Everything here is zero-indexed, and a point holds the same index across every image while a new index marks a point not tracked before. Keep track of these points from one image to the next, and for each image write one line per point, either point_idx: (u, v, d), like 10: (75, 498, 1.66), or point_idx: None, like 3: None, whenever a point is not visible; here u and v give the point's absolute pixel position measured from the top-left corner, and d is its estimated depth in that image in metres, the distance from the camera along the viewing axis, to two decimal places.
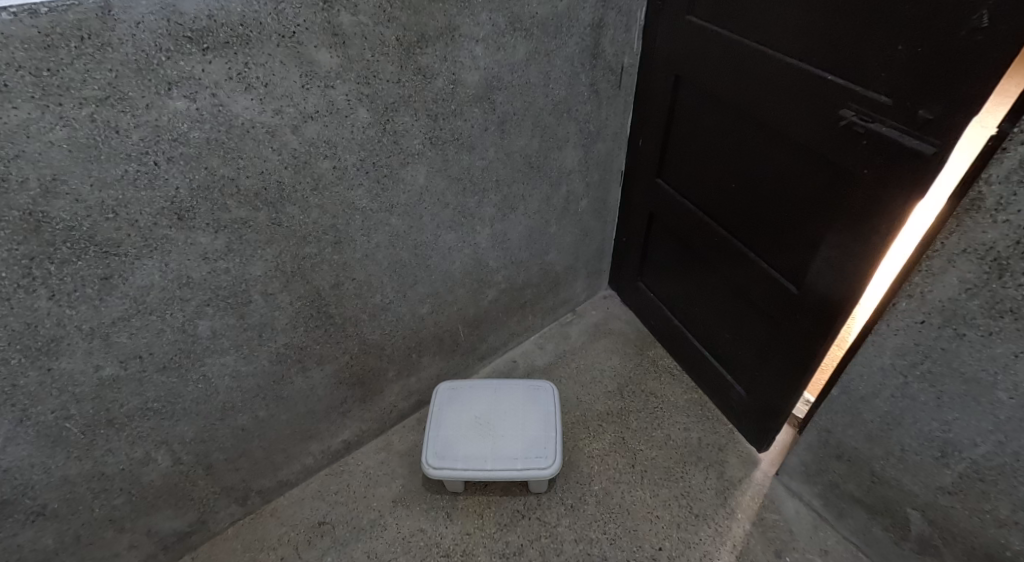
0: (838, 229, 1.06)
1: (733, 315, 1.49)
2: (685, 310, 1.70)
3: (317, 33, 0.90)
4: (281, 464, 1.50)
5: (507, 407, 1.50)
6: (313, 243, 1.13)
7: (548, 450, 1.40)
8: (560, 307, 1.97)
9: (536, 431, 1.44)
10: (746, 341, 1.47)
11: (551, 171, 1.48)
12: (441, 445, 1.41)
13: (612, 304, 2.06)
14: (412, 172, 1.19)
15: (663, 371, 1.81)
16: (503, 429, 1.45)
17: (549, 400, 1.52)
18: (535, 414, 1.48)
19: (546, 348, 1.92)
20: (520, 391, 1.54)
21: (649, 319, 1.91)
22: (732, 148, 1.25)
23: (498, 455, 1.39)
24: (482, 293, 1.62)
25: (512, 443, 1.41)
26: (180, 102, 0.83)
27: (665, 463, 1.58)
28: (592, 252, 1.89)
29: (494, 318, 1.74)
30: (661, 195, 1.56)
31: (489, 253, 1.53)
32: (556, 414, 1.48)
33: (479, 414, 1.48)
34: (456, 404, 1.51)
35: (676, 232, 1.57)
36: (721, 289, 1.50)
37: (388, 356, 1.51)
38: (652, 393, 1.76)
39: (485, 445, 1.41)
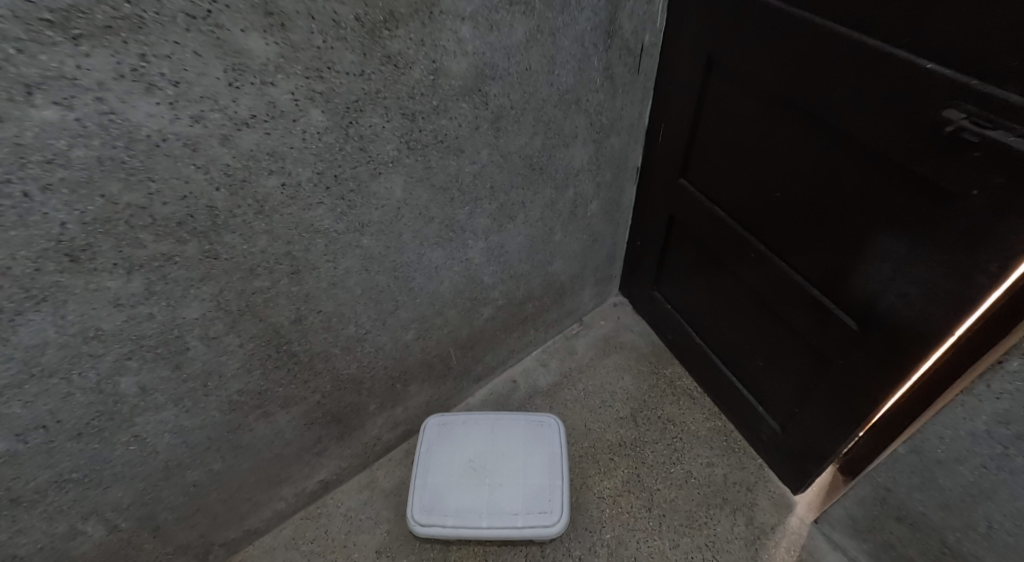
0: (924, 259, 0.84)
1: (766, 342, 1.27)
2: (707, 329, 1.49)
3: (243, 11, 0.67)
4: (248, 512, 1.31)
5: (505, 448, 1.30)
6: (264, 276, 0.91)
7: (552, 502, 1.22)
8: (565, 318, 1.76)
9: (538, 477, 1.25)
10: (783, 373, 1.26)
11: (556, 172, 1.25)
12: (429, 495, 1.23)
13: (622, 313, 1.85)
14: (388, 184, 0.97)
15: (682, 394, 1.61)
16: (501, 476, 1.26)
17: (554, 439, 1.32)
18: (537, 457, 1.29)
19: (550, 366, 1.72)
20: (520, 426, 1.34)
21: (665, 332, 1.70)
22: (778, 151, 1.02)
23: (494, 508, 1.21)
24: (476, 312, 1.41)
25: (511, 494, 1.23)
26: (50, 110, 0.61)
27: (685, 508, 1.39)
28: (602, 257, 1.67)
29: (491, 338, 1.54)
30: (684, 200, 1.33)
31: (484, 269, 1.31)
32: (562, 458, 1.29)
33: (473, 456, 1.29)
34: (446, 443, 1.31)
35: (700, 242, 1.35)
36: (752, 312, 1.28)
37: (368, 388, 1.31)
38: (670, 421, 1.56)
39: (480, 496, 1.23)
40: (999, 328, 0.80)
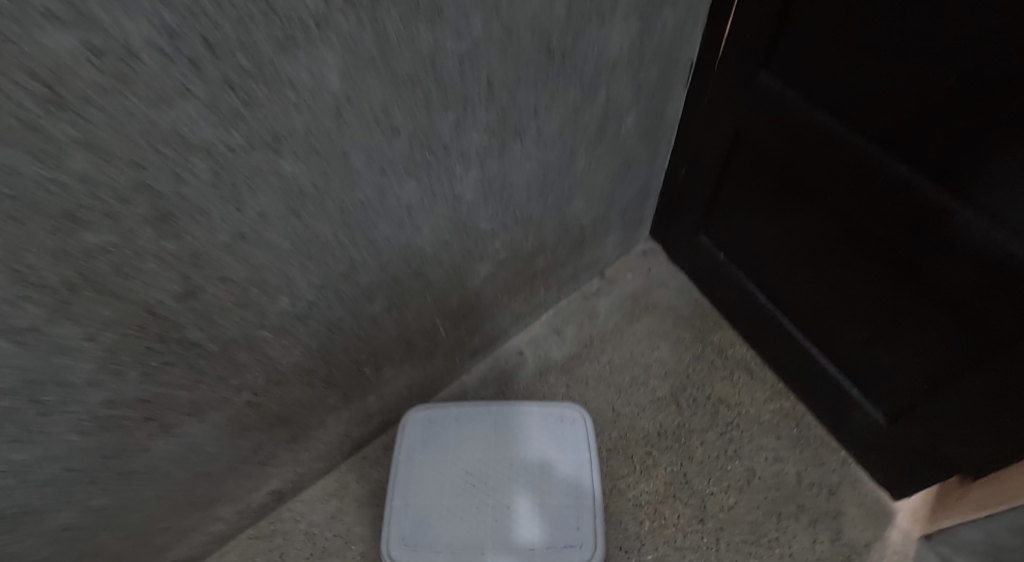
0: None
1: (873, 306, 0.92)
2: (775, 285, 1.13)
3: None
4: (170, 544, 0.98)
5: (514, 456, 0.96)
6: (103, 225, 0.53)
7: (579, 532, 0.88)
8: (582, 272, 1.40)
9: (560, 496, 0.91)
10: (901, 348, 0.91)
11: (583, 64, 0.85)
12: (411, 521, 0.91)
13: (653, 264, 1.49)
14: (314, 67, 0.57)
15: (735, 367, 1.27)
16: (508, 495, 0.92)
17: (581, 441, 0.97)
18: (558, 467, 0.94)
19: (564, 334, 1.38)
20: (534, 424, 0.99)
21: (714, 286, 1.34)
22: (957, 4, 0.62)
23: (499, 541, 0.88)
24: (470, 269, 1.04)
25: (522, 521, 0.90)
26: None
27: (750, 519, 1.07)
28: (633, 192, 1.29)
29: (489, 300, 1.18)
30: (761, 106, 0.93)
31: (478, 209, 0.94)
32: (592, 467, 0.94)
33: (471, 466, 0.95)
34: (434, 447, 0.97)
35: (777, 168, 0.97)
36: (853, 265, 0.91)
37: (324, 377, 0.96)
38: (722, 402, 1.22)
39: (480, 524, 0.90)
40: None
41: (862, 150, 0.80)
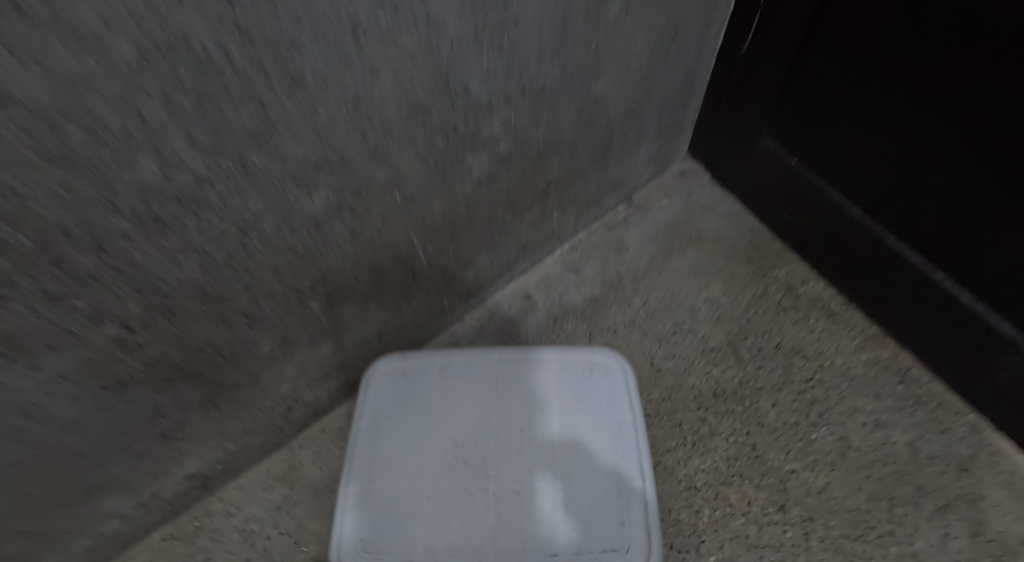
0: None
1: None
2: (884, 187, 0.83)
3: None
4: (38, 551, 0.69)
5: (523, 420, 0.66)
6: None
7: (624, 530, 0.59)
8: (605, 195, 1.10)
9: (593, 476, 0.62)
10: None
11: None
12: (374, 516, 0.61)
13: (693, 188, 1.18)
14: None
15: (809, 308, 0.98)
16: (516, 475, 0.62)
17: (621, 398, 0.67)
18: (588, 435, 0.64)
19: (583, 272, 1.08)
20: (551, 376, 0.69)
21: (779, 206, 1.04)
22: None
23: (505, 545, 0.59)
24: (460, 164, 0.74)
25: (538, 514, 0.60)
26: None
27: (851, 506, 0.78)
28: (677, 80, 0.97)
29: (486, 217, 0.88)
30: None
31: (469, 59, 0.63)
32: (637, 435, 0.64)
33: (462, 436, 0.65)
34: (409, 411, 0.68)
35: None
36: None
37: (248, 310, 0.66)
38: (796, 352, 0.93)
39: (475, 519, 0.60)
40: None
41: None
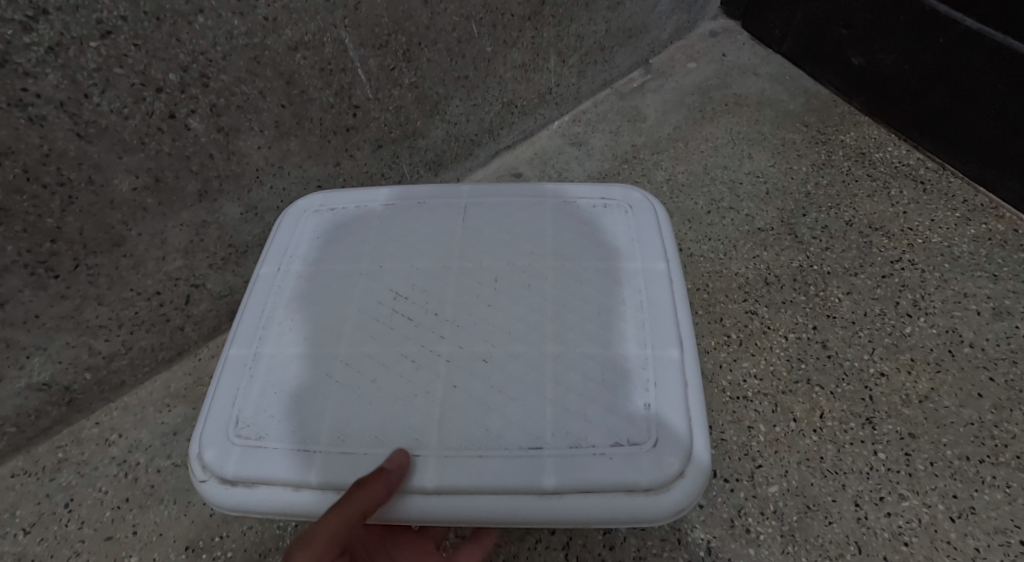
0: None
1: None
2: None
3: None
4: None
5: (501, 264, 0.43)
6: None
7: (649, 417, 0.36)
8: (616, 45, 0.86)
9: (603, 339, 0.39)
10: None
11: None
12: (258, 388, 0.39)
13: (726, 48, 0.94)
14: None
15: (889, 177, 0.74)
16: (485, 337, 0.39)
17: (653, 239, 0.44)
18: (598, 284, 0.41)
19: (590, 145, 0.84)
20: (551, 210, 0.46)
21: (849, 50, 0.81)
22: None
23: (457, 436, 0.36)
24: None
25: (513, 393, 0.37)
26: None
27: (969, 419, 0.55)
28: None
29: (454, 35, 0.64)
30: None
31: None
32: (677, 289, 0.41)
33: (406, 284, 0.42)
34: (330, 254, 0.44)
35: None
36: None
37: (71, 104, 0.42)
38: (874, 228, 0.69)
39: (414, 398, 0.37)
40: None
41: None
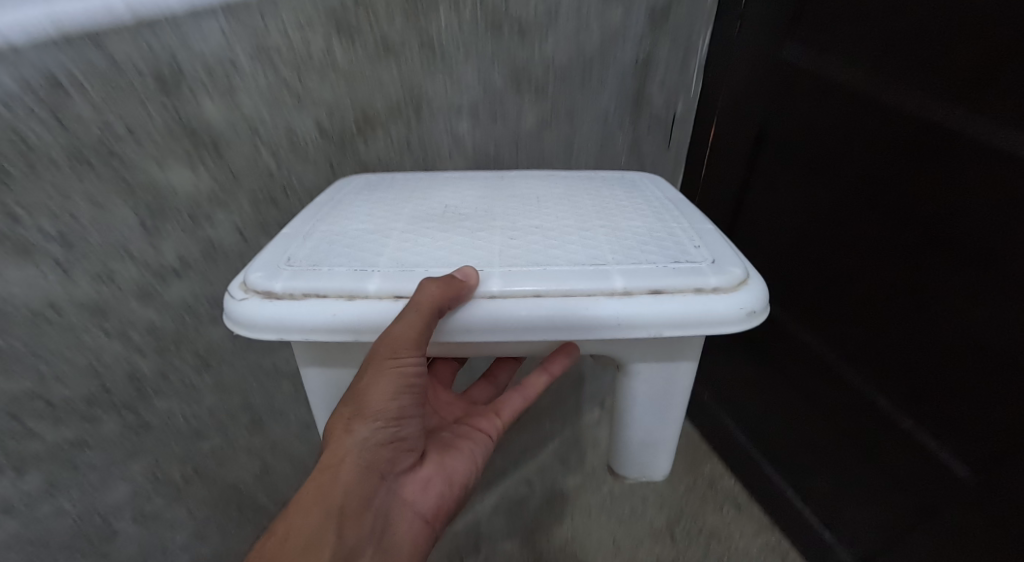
0: None
1: (951, 454, 0.76)
2: (814, 416, 0.97)
3: None
4: None
5: (537, 190, 0.59)
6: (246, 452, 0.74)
7: (704, 252, 0.49)
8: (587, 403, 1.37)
9: (645, 221, 0.53)
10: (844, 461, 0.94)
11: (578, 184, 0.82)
12: (313, 244, 0.48)
13: None
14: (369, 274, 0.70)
15: (723, 498, 1.25)
16: (535, 244, 0.49)
17: (655, 187, 0.61)
18: (614, 192, 0.59)
19: (568, 465, 1.32)
20: (573, 176, 0.63)
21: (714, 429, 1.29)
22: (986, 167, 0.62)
23: (527, 263, 0.47)
24: None
25: (604, 244, 0.49)
26: None
27: None
28: None
29: None
30: (944, 132, 0.64)
31: None
32: (692, 204, 0.57)
33: (445, 204, 0.55)
34: (390, 190, 0.57)
35: (860, 278, 0.79)
36: (968, 414, 0.72)
37: None
38: (713, 536, 1.18)
39: (471, 247, 0.49)
40: None
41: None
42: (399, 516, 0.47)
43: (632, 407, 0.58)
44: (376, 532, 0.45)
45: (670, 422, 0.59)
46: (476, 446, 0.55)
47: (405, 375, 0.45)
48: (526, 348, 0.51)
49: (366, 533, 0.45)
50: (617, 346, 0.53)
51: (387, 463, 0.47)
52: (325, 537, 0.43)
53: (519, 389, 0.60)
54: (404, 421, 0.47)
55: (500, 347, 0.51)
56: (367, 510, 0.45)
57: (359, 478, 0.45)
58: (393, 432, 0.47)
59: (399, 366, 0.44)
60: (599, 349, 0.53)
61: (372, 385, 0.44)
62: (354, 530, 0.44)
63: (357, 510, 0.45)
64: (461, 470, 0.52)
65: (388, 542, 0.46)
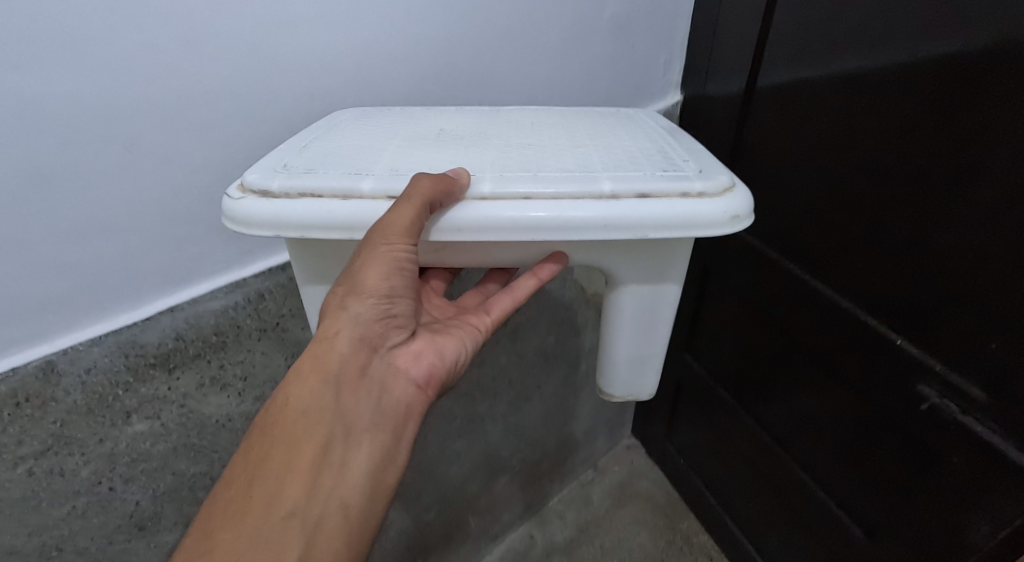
0: (882, 422, 0.87)
1: (809, 485, 1.07)
2: (759, 481, 1.22)
3: (128, 372, 0.62)
4: None
5: (524, 120, 0.66)
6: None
7: (693, 167, 0.55)
8: (581, 465, 1.61)
9: (616, 146, 0.59)
10: (738, 471, 1.29)
11: (564, 312, 1.13)
12: (311, 154, 0.55)
13: (635, 456, 1.69)
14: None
15: (700, 554, 1.47)
16: (526, 159, 0.55)
17: (644, 123, 0.68)
18: (602, 126, 0.65)
19: (566, 519, 1.55)
20: (572, 114, 0.68)
21: (678, 480, 1.56)
22: (826, 243, 0.86)
23: (515, 171, 0.53)
24: (476, 476, 1.29)
25: (566, 154, 0.56)
26: (18, 472, 0.61)
27: None
28: (617, 410, 1.59)
29: (498, 500, 1.40)
30: (821, 277, 0.89)
31: (486, 435, 1.22)
32: (688, 134, 0.63)
33: (437, 129, 0.61)
34: (379, 116, 0.63)
35: (759, 359, 1.09)
36: (854, 490, 0.98)
37: None
38: None
39: (468, 160, 0.54)
40: (887, 501, 0.92)
41: (962, 396, 0.75)
42: (394, 382, 0.57)
43: (619, 325, 0.67)
44: (374, 397, 0.56)
45: (655, 333, 0.68)
46: (465, 334, 0.64)
47: (398, 261, 0.51)
48: (516, 256, 0.58)
49: (363, 395, 0.55)
50: (609, 256, 0.60)
51: (378, 337, 0.56)
52: (324, 400, 0.54)
53: (508, 290, 0.67)
54: (394, 298, 0.55)
55: (494, 251, 0.57)
56: (364, 376, 0.55)
57: (356, 348, 0.54)
58: (384, 309, 0.55)
59: (390, 251, 0.50)
60: (583, 258, 0.60)
61: (367, 270, 0.51)
62: (353, 394, 0.54)
63: (356, 376, 0.55)
64: (448, 346, 0.62)
65: (385, 404, 0.56)
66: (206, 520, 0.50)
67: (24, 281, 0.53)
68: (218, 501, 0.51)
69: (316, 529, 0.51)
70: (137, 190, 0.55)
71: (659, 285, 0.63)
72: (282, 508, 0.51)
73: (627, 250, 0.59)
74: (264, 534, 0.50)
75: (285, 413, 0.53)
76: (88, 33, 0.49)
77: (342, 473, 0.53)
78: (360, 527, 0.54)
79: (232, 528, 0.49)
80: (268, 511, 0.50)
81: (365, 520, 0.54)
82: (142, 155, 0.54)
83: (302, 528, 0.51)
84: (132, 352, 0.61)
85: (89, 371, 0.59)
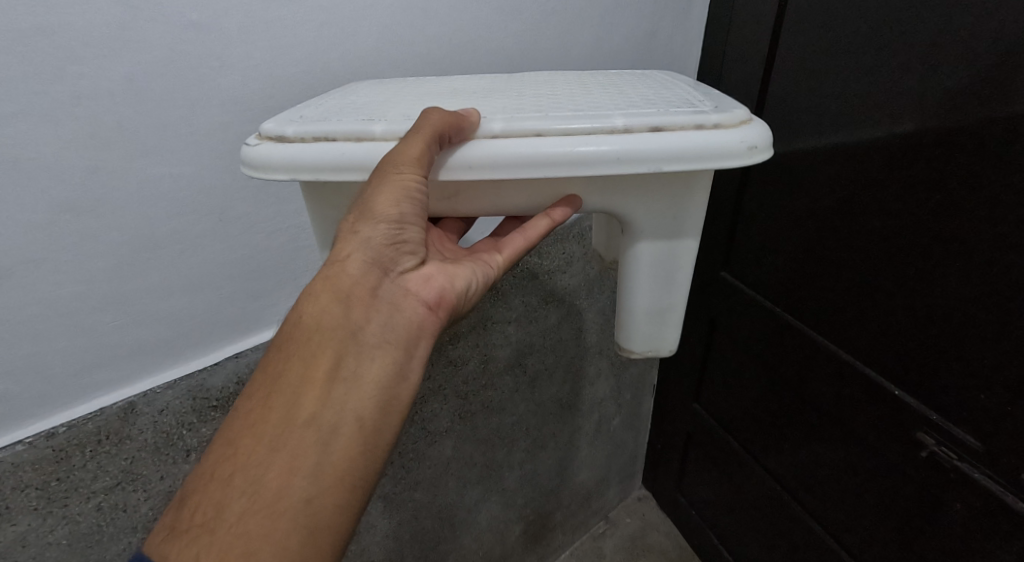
0: (892, 450, 0.90)
1: (818, 522, 1.10)
2: (772, 534, 1.24)
3: (195, 410, 0.68)
4: None
5: (536, 81, 0.66)
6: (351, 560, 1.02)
7: (708, 105, 0.55)
8: (592, 516, 1.62)
9: (627, 96, 0.59)
10: (747, 510, 1.31)
11: (580, 359, 1.19)
12: (326, 106, 0.55)
13: (646, 509, 1.70)
14: (442, 427, 1.02)
15: None
16: (541, 105, 0.56)
17: (664, 79, 0.68)
18: (621, 84, 0.65)
19: None
20: (584, 78, 0.69)
21: (689, 528, 1.58)
22: (837, 260, 0.89)
23: (527, 110, 0.53)
24: (492, 526, 1.31)
25: (582, 102, 0.56)
26: (92, 505, 0.66)
27: None
28: (631, 457, 1.61)
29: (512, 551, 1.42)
30: (825, 325, 0.95)
31: (502, 483, 1.25)
32: (703, 85, 0.64)
33: (454, 87, 0.62)
34: (398, 80, 0.65)
35: (771, 386, 1.11)
36: (863, 534, 1.00)
37: None
38: None
39: (484, 106, 0.55)
40: (896, 539, 0.94)
41: (958, 443, 0.80)
42: (406, 304, 0.53)
43: (637, 272, 0.66)
44: (385, 317, 0.52)
45: (670, 282, 0.67)
46: (478, 268, 0.60)
47: (410, 192, 0.49)
48: (528, 200, 0.57)
49: (374, 316, 0.52)
50: (620, 202, 0.59)
51: (389, 261, 0.52)
52: (334, 317, 0.51)
53: (519, 231, 0.62)
54: (406, 225, 0.51)
55: (506, 197, 0.56)
56: (374, 298, 0.52)
57: (366, 271, 0.51)
58: (395, 235, 0.51)
59: (402, 181, 0.48)
60: (596, 205, 0.59)
61: (376, 193, 0.49)
62: (363, 313, 0.51)
63: (366, 297, 0.52)
64: (460, 276, 0.58)
65: (396, 325, 0.52)
66: (226, 432, 0.50)
67: (123, 331, 0.61)
68: (239, 413, 0.50)
69: (331, 440, 0.49)
70: (219, 247, 0.63)
71: (672, 219, 0.61)
72: (303, 412, 0.49)
73: (639, 192, 0.59)
74: (284, 441, 0.48)
75: (300, 328, 0.51)
76: (195, 122, 0.57)
77: (352, 388, 0.50)
78: (372, 441, 0.51)
79: (253, 435, 0.49)
80: (286, 420, 0.49)
81: (379, 437, 0.51)
82: (228, 221, 0.63)
83: (318, 438, 0.49)
84: (200, 393, 0.68)
85: (163, 410, 0.66)
